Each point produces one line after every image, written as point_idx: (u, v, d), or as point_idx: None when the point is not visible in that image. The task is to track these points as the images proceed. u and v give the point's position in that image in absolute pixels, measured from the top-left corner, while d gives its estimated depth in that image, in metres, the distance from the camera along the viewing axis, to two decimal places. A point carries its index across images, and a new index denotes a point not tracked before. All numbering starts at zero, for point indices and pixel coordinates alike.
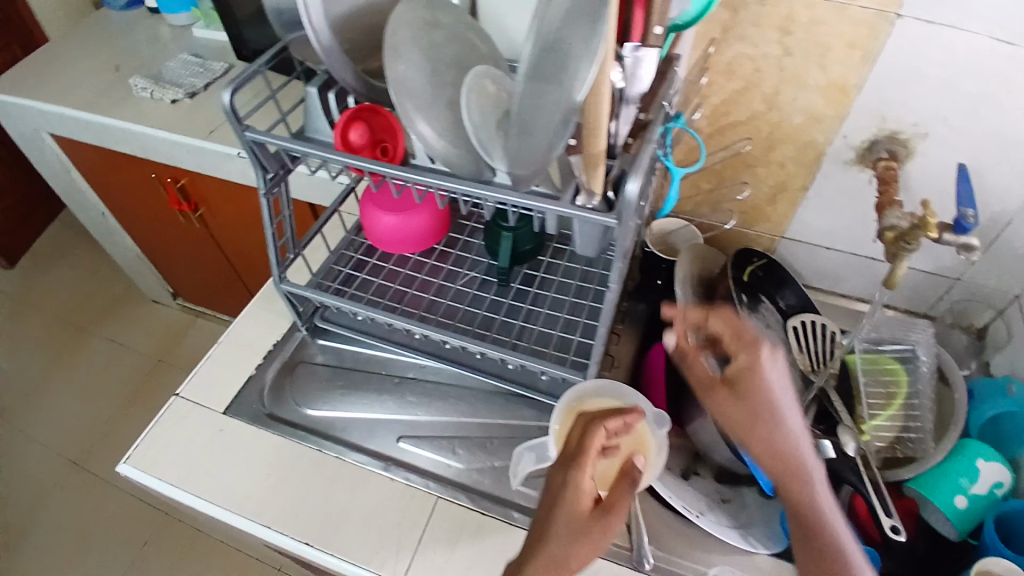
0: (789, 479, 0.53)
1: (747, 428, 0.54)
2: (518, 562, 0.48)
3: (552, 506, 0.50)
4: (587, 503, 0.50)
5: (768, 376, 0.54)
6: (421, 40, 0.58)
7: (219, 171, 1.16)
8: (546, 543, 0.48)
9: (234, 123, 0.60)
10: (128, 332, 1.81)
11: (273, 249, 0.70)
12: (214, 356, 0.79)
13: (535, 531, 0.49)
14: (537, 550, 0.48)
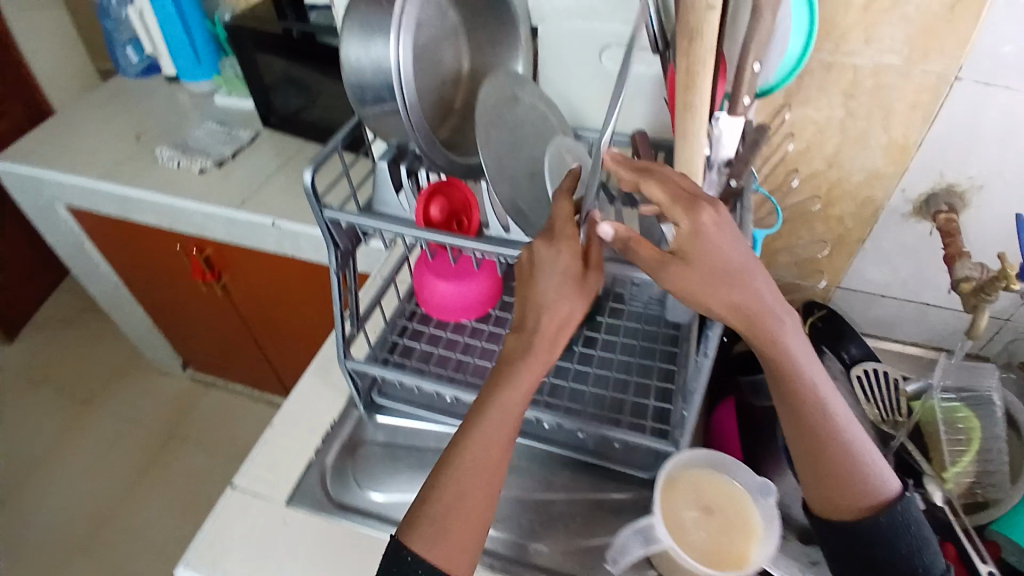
0: (788, 381, 0.52)
1: (703, 287, 0.47)
2: (497, 381, 0.55)
3: (526, 285, 0.53)
4: (563, 309, 0.52)
5: (719, 239, 0.47)
6: (501, 114, 0.59)
7: (248, 239, 1.15)
8: (516, 371, 0.54)
9: (313, 203, 0.59)
10: (136, 403, 1.75)
11: (339, 327, 0.69)
12: (267, 439, 0.77)
13: (509, 358, 0.54)
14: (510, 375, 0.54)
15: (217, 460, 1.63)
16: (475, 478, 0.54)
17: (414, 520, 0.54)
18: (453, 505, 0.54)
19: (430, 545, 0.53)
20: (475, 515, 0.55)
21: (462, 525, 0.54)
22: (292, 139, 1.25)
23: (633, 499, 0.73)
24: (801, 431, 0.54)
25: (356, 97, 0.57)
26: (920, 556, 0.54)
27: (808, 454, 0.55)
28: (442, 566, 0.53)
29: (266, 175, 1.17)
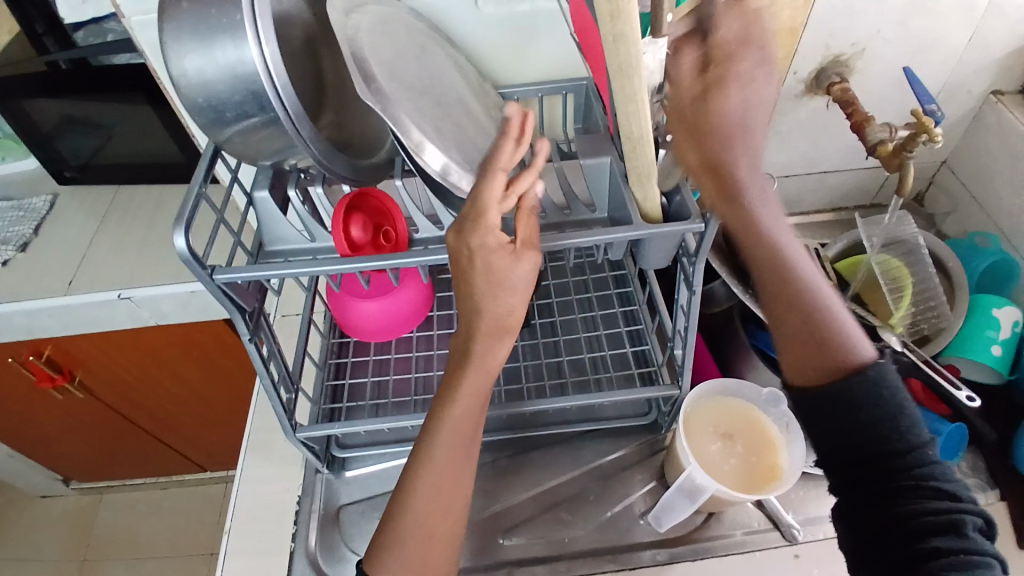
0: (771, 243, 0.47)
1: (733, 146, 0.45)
2: (448, 393, 0.49)
3: (460, 273, 0.45)
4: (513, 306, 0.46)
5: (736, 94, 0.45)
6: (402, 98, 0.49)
7: (99, 324, 0.94)
8: (461, 381, 0.48)
9: (198, 269, 0.46)
10: (18, 548, 1.45)
11: (272, 395, 0.56)
12: (229, 550, 0.65)
13: (453, 366, 0.48)
14: (461, 381, 0.48)
15: (147, 570, 1.40)
16: (434, 490, 0.50)
17: (377, 544, 0.50)
18: (419, 527, 0.49)
19: (399, 566, 0.49)
20: (440, 529, 0.50)
21: (429, 542, 0.50)
22: (103, 190, 1.01)
23: (631, 451, 0.71)
24: (781, 296, 0.47)
25: (211, 118, 0.44)
26: (894, 413, 0.46)
27: (795, 323, 0.47)
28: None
29: (89, 241, 0.95)
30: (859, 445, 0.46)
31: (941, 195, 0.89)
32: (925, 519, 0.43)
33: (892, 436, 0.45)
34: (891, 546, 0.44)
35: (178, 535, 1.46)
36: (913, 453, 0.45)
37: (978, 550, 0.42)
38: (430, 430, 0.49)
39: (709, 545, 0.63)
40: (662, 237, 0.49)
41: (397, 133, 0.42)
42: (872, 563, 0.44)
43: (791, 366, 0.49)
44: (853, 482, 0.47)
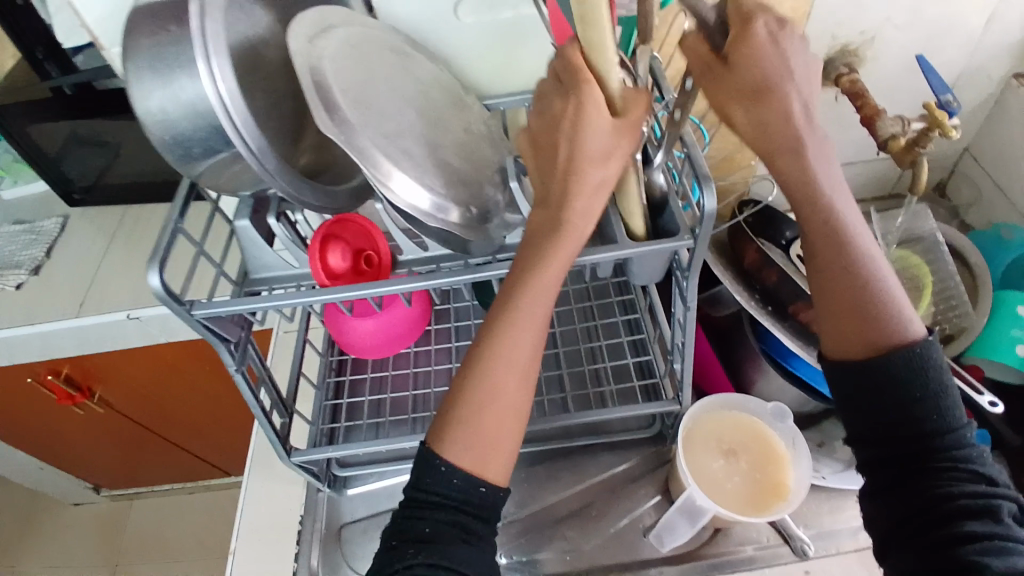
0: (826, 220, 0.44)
1: (747, 109, 0.41)
2: (536, 254, 0.44)
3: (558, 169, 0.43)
4: (596, 199, 0.43)
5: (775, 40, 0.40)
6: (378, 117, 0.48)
7: (110, 343, 0.95)
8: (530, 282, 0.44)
9: (176, 306, 0.46)
10: (57, 552, 1.50)
11: (264, 422, 0.56)
12: (235, 569, 0.65)
13: (545, 223, 0.43)
14: (553, 243, 0.43)
15: (177, 573, 1.44)
16: (510, 373, 0.44)
17: (443, 423, 0.44)
18: (486, 411, 0.44)
19: (465, 448, 0.43)
20: (511, 417, 0.44)
21: (498, 426, 0.44)
22: (112, 210, 1.02)
23: (639, 462, 0.69)
24: (832, 276, 0.45)
25: (180, 154, 0.44)
26: (936, 397, 0.44)
27: (841, 304, 0.45)
28: (475, 473, 0.43)
29: (99, 261, 0.96)
30: (897, 422, 0.45)
31: (965, 183, 0.85)
32: (957, 503, 0.42)
33: (937, 418, 0.44)
34: (925, 524, 0.43)
35: (204, 538, 1.49)
36: (949, 434, 0.44)
37: (1016, 536, 0.41)
38: (499, 329, 0.44)
39: (717, 561, 0.62)
40: (650, 255, 0.47)
41: (366, 167, 0.43)
42: (905, 543, 0.44)
43: (831, 341, 0.47)
44: (887, 461, 0.46)
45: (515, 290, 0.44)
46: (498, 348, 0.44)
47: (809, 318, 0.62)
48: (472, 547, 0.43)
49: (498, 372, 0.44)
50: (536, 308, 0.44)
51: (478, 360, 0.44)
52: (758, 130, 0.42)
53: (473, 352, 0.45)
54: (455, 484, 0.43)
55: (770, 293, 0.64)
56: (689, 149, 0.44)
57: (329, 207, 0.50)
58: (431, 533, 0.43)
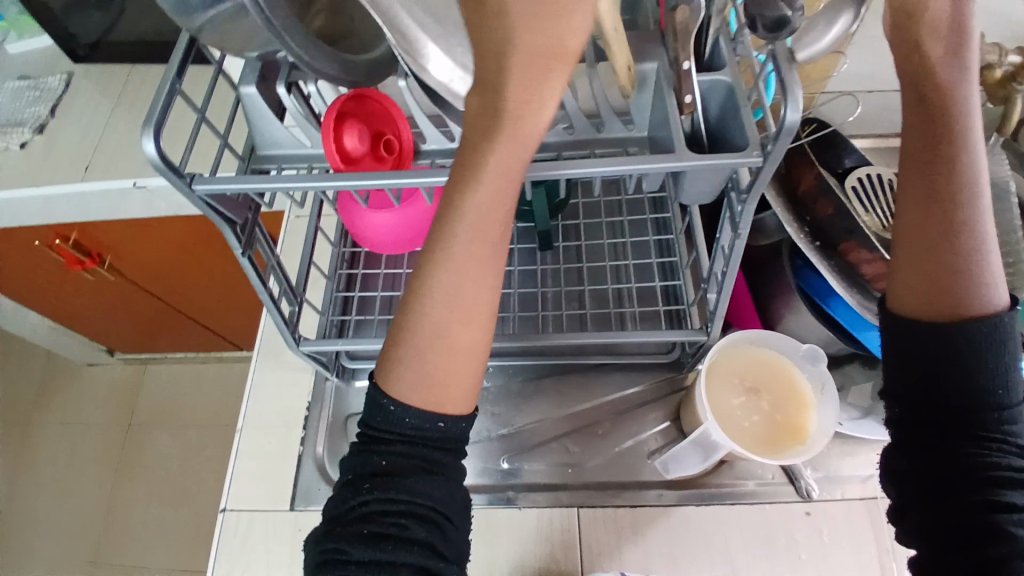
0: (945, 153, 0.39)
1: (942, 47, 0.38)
2: (466, 182, 0.38)
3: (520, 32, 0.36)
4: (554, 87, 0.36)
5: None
6: None
7: (118, 213, 0.92)
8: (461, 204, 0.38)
9: (175, 179, 0.42)
10: (76, 408, 1.57)
11: (272, 309, 0.53)
12: (241, 449, 0.66)
13: (471, 144, 0.37)
14: (479, 164, 0.37)
15: (189, 438, 1.51)
16: (454, 306, 0.40)
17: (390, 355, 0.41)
18: (432, 350, 0.40)
19: (414, 386, 0.40)
20: (464, 353, 0.41)
21: (451, 361, 0.40)
22: (116, 69, 0.95)
23: (650, 387, 0.67)
24: (918, 219, 0.41)
25: (175, 2, 0.38)
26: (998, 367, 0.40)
27: (930, 252, 0.40)
28: (430, 411, 0.40)
29: (104, 124, 0.91)
30: (933, 389, 0.42)
31: None
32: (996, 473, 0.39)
33: (991, 390, 0.40)
34: (944, 493, 0.40)
35: (215, 408, 1.54)
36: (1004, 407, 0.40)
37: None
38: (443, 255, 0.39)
39: (718, 491, 0.62)
40: (708, 170, 0.41)
41: (390, 34, 0.37)
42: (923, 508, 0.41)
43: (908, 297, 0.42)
44: (914, 428, 0.43)
45: (450, 224, 0.39)
46: (440, 281, 0.40)
47: (861, 257, 0.56)
48: (431, 479, 0.40)
49: (443, 305, 0.40)
50: (474, 244, 0.39)
51: (419, 300, 0.41)
52: (939, 38, 0.38)
53: (413, 291, 0.41)
54: (407, 423, 0.40)
55: (822, 226, 0.59)
56: (775, 45, 0.37)
57: (345, 80, 0.44)
58: (388, 466, 0.40)
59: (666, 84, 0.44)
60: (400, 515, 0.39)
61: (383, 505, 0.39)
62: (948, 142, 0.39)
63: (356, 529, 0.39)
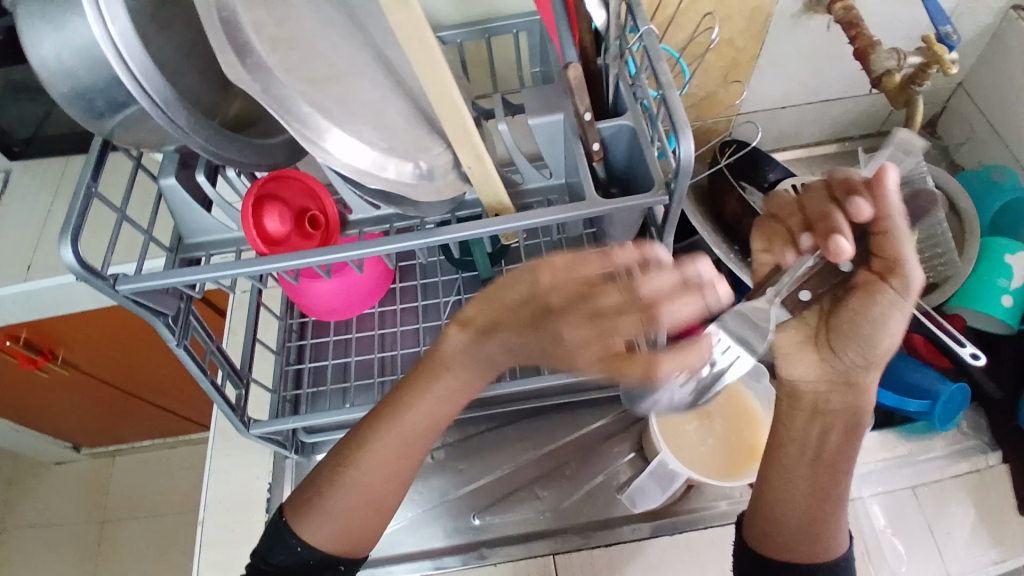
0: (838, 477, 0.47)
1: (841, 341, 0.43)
2: (423, 379, 0.47)
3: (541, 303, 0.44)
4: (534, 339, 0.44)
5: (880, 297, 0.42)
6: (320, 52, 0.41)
7: (65, 305, 0.90)
8: (417, 400, 0.47)
9: (97, 281, 0.42)
10: (43, 509, 1.50)
11: (219, 396, 0.52)
12: (202, 540, 0.64)
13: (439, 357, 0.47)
14: (428, 385, 0.47)
15: (165, 525, 1.46)
16: (378, 481, 0.48)
17: (305, 505, 0.47)
18: (343, 517, 0.47)
19: (324, 536, 0.47)
20: (367, 515, 0.48)
21: (359, 516, 0.47)
22: (53, 163, 0.94)
23: (613, 419, 0.67)
24: (799, 476, 0.47)
25: (83, 109, 0.39)
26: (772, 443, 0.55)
27: (811, 512, 0.47)
28: (333, 555, 0.47)
29: (44, 219, 0.90)
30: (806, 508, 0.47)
31: (957, 119, 0.82)
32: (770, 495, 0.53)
33: None
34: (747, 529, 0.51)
35: (190, 490, 1.49)
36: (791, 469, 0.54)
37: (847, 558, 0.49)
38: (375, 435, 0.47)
39: (691, 518, 0.62)
40: (623, 211, 0.43)
41: (292, 123, 0.38)
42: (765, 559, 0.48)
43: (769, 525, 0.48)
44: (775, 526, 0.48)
45: (397, 420, 0.47)
46: (364, 459, 0.47)
47: None
48: None
49: (358, 492, 0.47)
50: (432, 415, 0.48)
51: (346, 470, 0.47)
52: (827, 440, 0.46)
53: (340, 458, 0.48)
54: (311, 561, 0.47)
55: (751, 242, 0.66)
56: (664, 91, 0.39)
57: (262, 164, 0.45)
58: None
59: (572, 133, 0.46)
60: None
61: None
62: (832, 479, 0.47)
63: None
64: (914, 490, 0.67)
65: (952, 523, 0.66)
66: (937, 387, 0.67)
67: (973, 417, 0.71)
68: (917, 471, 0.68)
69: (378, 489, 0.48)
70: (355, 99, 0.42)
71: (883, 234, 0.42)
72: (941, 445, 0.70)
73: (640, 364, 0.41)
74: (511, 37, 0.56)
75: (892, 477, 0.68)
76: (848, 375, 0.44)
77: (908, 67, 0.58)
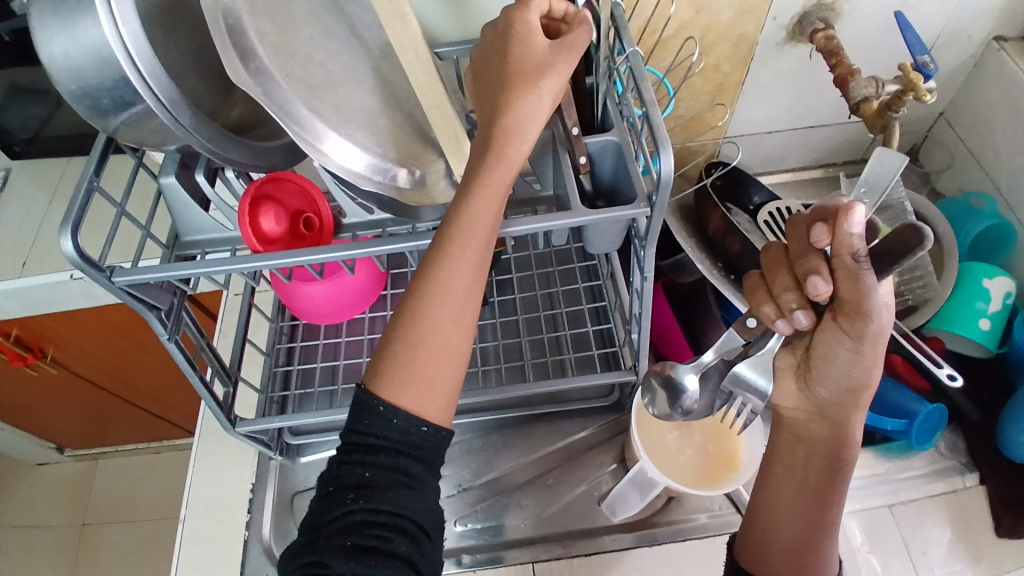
0: (834, 486, 0.47)
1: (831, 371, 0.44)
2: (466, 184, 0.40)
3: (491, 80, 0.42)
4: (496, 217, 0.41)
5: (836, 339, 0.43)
6: (319, 60, 0.43)
7: (58, 304, 0.91)
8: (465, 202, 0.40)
9: (93, 273, 0.43)
10: (25, 511, 1.48)
11: (207, 393, 0.53)
12: (184, 539, 0.64)
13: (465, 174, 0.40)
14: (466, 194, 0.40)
15: (147, 531, 1.44)
16: (442, 309, 0.40)
17: (376, 360, 0.41)
18: (415, 360, 0.40)
19: (404, 388, 0.40)
20: (448, 357, 0.41)
21: (433, 360, 0.40)
22: (54, 164, 0.96)
23: (597, 430, 0.68)
24: (790, 498, 0.48)
25: (89, 106, 0.40)
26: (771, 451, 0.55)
27: (804, 533, 0.47)
28: (415, 413, 0.40)
29: (41, 218, 0.91)
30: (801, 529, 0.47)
31: (939, 147, 0.85)
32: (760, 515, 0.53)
33: None
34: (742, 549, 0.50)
35: (174, 495, 1.48)
36: None
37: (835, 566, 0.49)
38: (430, 254, 0.40)
39: (671, 529, 0.62)
40: (607, 221, 0.44)
41: (290, 126, 0.40)
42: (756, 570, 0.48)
43: (758, 548, 0.49)
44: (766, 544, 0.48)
45: (440, 246, 0.40)
46: (426, 285, 0.40)
47: None
48: (412, 492, 0.40)
49: (419, 325, 0.40)
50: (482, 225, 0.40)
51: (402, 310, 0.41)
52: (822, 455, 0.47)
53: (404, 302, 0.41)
54: (392, 425, 0.39)
55: (734, 260, 0.68)
56: (647, 108, 0.41)
57: (260, 165, 0.47)
58: (371, 478, 0.39)
59: (561, 147, 0.47)
60: (383, 528, 0.39)
61: (366, 517, 0.39)
62: (837, 484, 0.47)
63: (340, 541, 0.38)
64: (891, 508, 0.68)
65: (929, 542, 0.67)
66: (914, 408, 0.68)
67: (951, 438, 0.73)
68: (895, 490, 0.69)
69: (439, 321, 0.40)
70: (351, 107, 0.43)
71: (844, 273, 0.39)
72: (919, 465, 0.71)
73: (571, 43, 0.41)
74: None
75: (870, 494, 0.69)
76: (823, 410, 0.46)
77: (886, 94, 0.61)
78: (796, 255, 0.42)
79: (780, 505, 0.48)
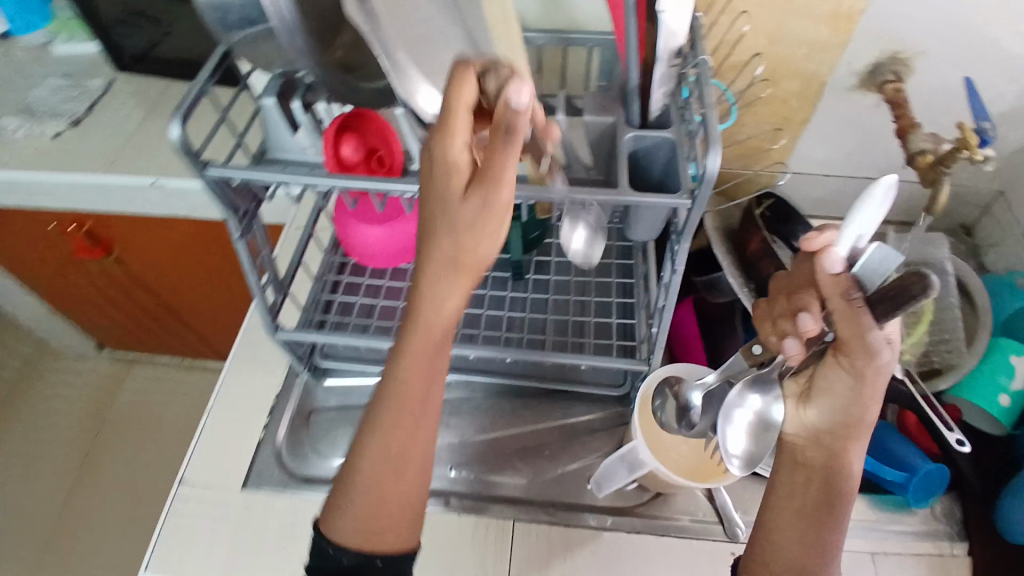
0: (831, 509, 0.48)
1: (832, 389, 0.47)
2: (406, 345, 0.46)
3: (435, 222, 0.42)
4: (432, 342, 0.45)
5: (834, 374, 0.46)
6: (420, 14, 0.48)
7: (133, 207, 0.99)
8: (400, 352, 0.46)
9: (190, 161, 0.48)
10: (52, 398, 1.58)
11: (259, 297, 0.58)
12: (204, 428, 0.69)
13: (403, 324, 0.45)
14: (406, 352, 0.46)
15: (159, 441, 1.52)
16: (386, 444, 0.47)
17: (331, 509, 0.48)
18: (369, 499, 0.47)
19: (350, 531, 0.47)
20: (396, 499, 0.48)
21: (389, 496, 0.47)
22: (157, 81, 1.05)
23: (600, 417, 0.71)
24: (793, 518, 0.49)
25: (218, 18, 0.46)
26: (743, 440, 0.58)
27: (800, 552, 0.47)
28: (366, 549, 0.47)
29: (135, 125, 0.99)
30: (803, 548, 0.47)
31: (993, 224, 0.85)
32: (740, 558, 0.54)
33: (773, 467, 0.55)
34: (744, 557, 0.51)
35: (190, 415, 1.56)
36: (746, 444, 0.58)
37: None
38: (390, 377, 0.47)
39: (650, 520, 0.65)
40: (650, 205, 0.47)
41: (386, 64, 0.45)
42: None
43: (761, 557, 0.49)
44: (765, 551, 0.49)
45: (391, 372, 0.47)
46: (371, 436, 0.48)
47: None
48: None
49: (374, 455, 0.47)
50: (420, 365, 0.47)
51: (364, 428, 0.48)
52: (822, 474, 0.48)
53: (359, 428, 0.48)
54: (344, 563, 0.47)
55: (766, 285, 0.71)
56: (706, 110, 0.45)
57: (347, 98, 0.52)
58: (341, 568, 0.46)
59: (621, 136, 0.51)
60: None
61: None
62: (838, 502, 0.48)
63: None
64: (873, 555, 0.69)
65: None
66: (917, 463, 0.69)
67: (946, 504, 0.73)
68: (880, 539, 0.70)
69: (381, 448, 0.47)
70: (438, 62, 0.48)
71: (844, 312, 0.44)
72: (910, 523, 0.72)
73: (500, 149, 0.39)
74: (586, 49, 0.62)
75: (855, 537, 0.70)
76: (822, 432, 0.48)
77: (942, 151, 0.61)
78: (795, 288, 0.49)
79: (775, 509, 0.50)
